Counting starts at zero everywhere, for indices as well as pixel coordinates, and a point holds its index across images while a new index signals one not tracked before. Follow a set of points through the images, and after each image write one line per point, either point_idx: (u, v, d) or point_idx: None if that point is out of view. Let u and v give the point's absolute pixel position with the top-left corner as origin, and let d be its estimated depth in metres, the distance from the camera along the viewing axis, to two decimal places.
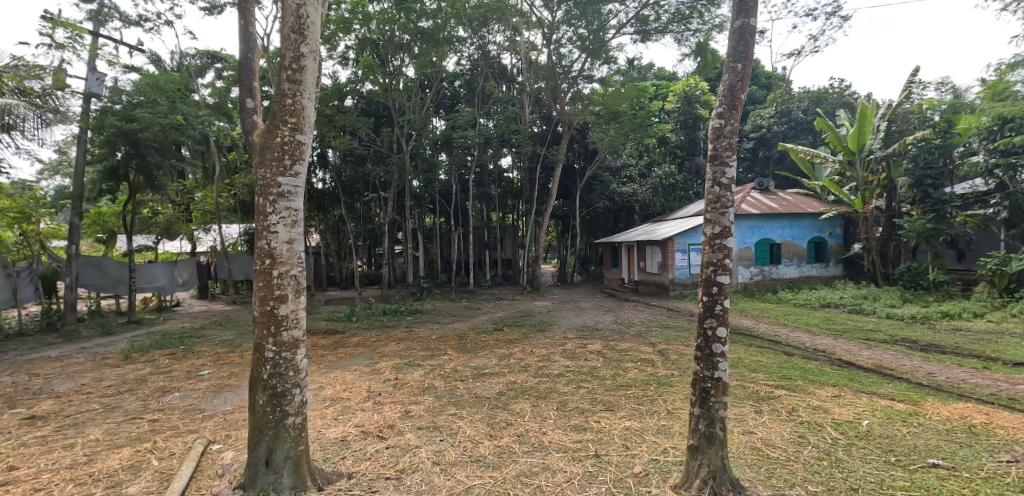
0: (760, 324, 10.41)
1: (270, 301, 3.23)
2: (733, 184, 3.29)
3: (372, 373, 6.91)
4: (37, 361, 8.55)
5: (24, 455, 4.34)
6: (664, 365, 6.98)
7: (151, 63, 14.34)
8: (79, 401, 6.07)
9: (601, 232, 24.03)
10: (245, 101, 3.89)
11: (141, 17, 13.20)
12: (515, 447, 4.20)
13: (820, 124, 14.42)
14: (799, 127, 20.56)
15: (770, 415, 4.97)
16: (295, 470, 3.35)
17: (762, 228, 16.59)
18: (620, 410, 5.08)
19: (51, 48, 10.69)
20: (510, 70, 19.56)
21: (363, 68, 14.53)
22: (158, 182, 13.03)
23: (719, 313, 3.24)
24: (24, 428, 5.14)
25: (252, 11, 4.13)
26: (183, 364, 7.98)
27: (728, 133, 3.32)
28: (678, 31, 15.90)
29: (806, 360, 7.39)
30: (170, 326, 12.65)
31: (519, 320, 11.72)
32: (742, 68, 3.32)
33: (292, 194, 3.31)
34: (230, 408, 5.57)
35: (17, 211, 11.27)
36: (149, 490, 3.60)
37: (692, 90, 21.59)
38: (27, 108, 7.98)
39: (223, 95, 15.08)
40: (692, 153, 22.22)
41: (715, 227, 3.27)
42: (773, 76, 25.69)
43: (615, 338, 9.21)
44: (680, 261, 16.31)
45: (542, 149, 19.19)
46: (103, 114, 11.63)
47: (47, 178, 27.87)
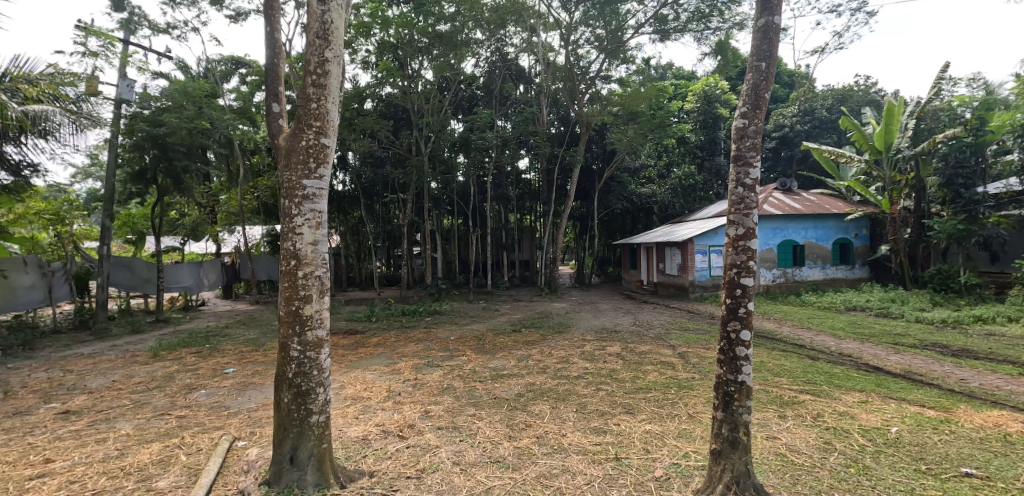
0: (783, 328, 10.20)
1: (295, 301, 3.29)
2: (757, 184, 3.24)
3: (392, 373, 6.98)
4: (70, 358, 8.84)
5: (60, 448, 4.51)
6: (684, 368, 6.90)
7: (179, 69, 14.78)
8: (110, 397, 6.27)
9: (619, 233, 23.86)
10: (271, 106, 3.95)
11: (169, 25, 13.61)
12: (534, 448, 4.20)
13: (845, 123, 14.05)
14: (824, 126, 20.09)
15: (794, 420, 4.88)
16: (319, 468, 3.41)
17: (785, 229, 16.26)
18: (641, 412, 5.04)
19: (85, 56, 11.10)
20: (528, 72, 19.55)
21: (382, 71, 14.70)
22: (185, 185, 13.37)
23: (742, 316, 3.19)
24: (59, 422, 5.33)
25: (277, 18, 4.23)
26: (209, 362, 8.17)
27: (752, 133, 3.27)
28: (697, 29, 15.69)
29: (831, 364, 7.21)
30: (195, 325, 12.93)
31: (538, 321, 11.71)
32: (766, 67, 3.27)
33: (317, 197, 3.37)
34: (255, 406, 5.69)
35: (52, 213, 11.76)
36: (178, 484, 3.69)
37: (712, 89, 21.27)
38: (63, 115, 8.31)
39: (247, 100, 15.45)
40: (712, 153, 21.90)
41: (738, 228, 3.23)
42: (796, 74, 25.20)
43: (634, 340, 9.14)
44: (700, 263, 16.09)
45: (560, 150, 19.13)
46: (133, 119, 12.03)
47: (80, 182, 28.90)
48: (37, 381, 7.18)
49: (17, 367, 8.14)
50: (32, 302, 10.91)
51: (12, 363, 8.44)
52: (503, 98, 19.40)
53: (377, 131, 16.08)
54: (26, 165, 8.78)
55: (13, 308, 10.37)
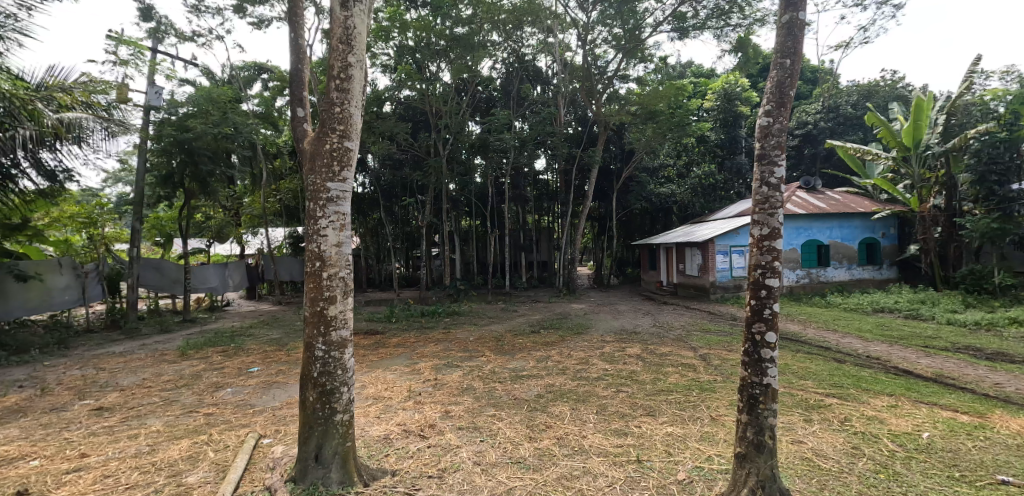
0: (808, 330, 9.97)
1: (320, 301, 3.35)
2: (782, 183, 3.18)
3: (412, 373, 7.04)
4: (103, 356, 9.15)
5: (94, 443, 4.67)
6: (706, 370, 6.81)
7: (205, 76, 15.18)
8: (141, 394, 6.45)
9: (638, 233, 23.65)
10: (296, 111, 4.02)
11: (195, 33, 13.99)
12: (555, 449, 4.18)
13: (872, 119, 13.75)
14: (849, 123, 19.62)
15: (821, 424, 4.76)
16: (343, 465, 3.46)
17: (809, 229, 15.93)
18: (662, 415, 4.99)
19: (116, 64, 11.48)
20: (545, 72, 19.54)
21: (402, 74, 14.88)
22: (211, 189, 13.71)
23: (768, 318, 3.13)
24: (93, 418, 5.51)
25: (301, 24, 4.31)
26: (235, 362, 8.37)
27: (777, 131, 3.21)
28: (717, 26, 15.49)
29: (859, 367, 7.02)
30: (221, 325, 13.24)
31: (556, 322, 11.68)
32: (791, 64, 3.21)
33: (341, 199, 3.42)
34: (279, 404, 5.80)
35: (85, 216, 12.16)
36: (206, 480, 3.79)
37: (732, 87, 20.95)
38: (95, 121, 8.58)
39: (269, 104, 15.79)
40: (733, 151, 21.54)
41: (763, 228, 3.17)
42: (820, 70, 24.60)
43: (655, 342, 9.05)
44: (721, 264, 15.84)
45: (577, 151, 19.04)
46: (161, 125, 12.37)
47: (111, 186, 29.88)
48: (72, 378, 7.44)
49: (53, 365, 8.45)
50: (67, 302, 11.34)
51: (48, 361, 8.76)
52: (521, 100, 19.40)
53: (396, 134, 16.25)
54: (62, 170, 9.09)
55: (49, 308, 10.79)
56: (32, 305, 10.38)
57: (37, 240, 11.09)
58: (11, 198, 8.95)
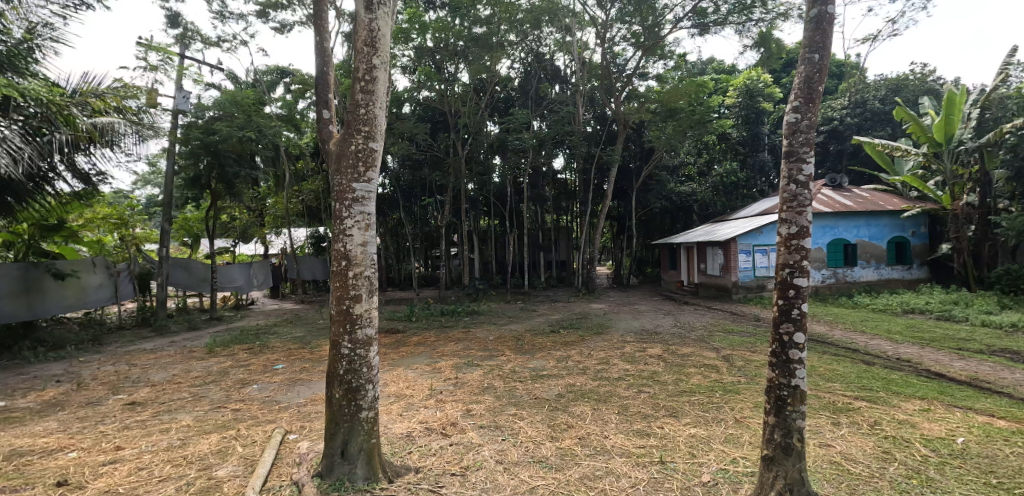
0: (834, 331, 9.73)
1: (346, 300, 3.40)
2: (811, 181, 3.11)
3: (433, 372, 7.09)
4: (135, 352, 9.46)
5: (129, 436, 4.83)
6: (730, 372, 6.70)
7: (230, 80, 15.56)
8: (172, 390, 6.66)
9: (658, 232, 23.38)
10: (322, 113, 4.09)
11: (220, 39, 14.33)
12: (577, 449, 4.17)
13: (900, 114, 13.34)
14: (877, 118, 19.07)
15: (849, 427, 4.65)
16: (368, 462, 3.51)
17: (835, 228, 15.54)
18: (685, 416, 4.93)
19: (146, 70, 11.81)
20: (563, 71, 19.48)
21: (421, 75, 15.03)
22: (236, 190, 14.04)
23: (796, 318, 3.07)
24: (127, 412, 5.71)
25: (326, 28, 4.37)
26: (260, 359, 8.57)
27: (805, 127, 3.14)
28: (739, 22, 15.23)
29: (888, 370, 6.82)
30: (246, 323, 13.53)
31: (576, 322, 11.65)
32: (820, 59, 3.14)
33: (366, 199, 3.47)
34: (304, 401, 5.91)
35: (117, 217, 12.57)
36: (236, 473, 3.89)
37: (754, 83, 20.57)
38: (127, 125, 8.92)
39: (291, 107, 16.09)
40: (756, 149, 21.15)
41: (791, 226, 3.10)
42: (846, 64, 23.97)
43: (677, 342, 8.95)
44: (744, 263, 15.56)
45: (596, 150, 18.89)
46: (188, 128, 12.66)
47: (140, 188, 30.82)
48: (106, 374, 7.70)
49: (89, 360, 8.78)
50: (101, 301, 11.72)
51: (83, 357, 9.09)
52: (539, 99, 19.37)
53: (415, 135, 16.38)
54: (95, 173, 9.42)
55: (85, 306, 11.14)
56: (69, 303, 10.72)
57: (72, 240, 11.50)
58: (49, 199, 9.34)
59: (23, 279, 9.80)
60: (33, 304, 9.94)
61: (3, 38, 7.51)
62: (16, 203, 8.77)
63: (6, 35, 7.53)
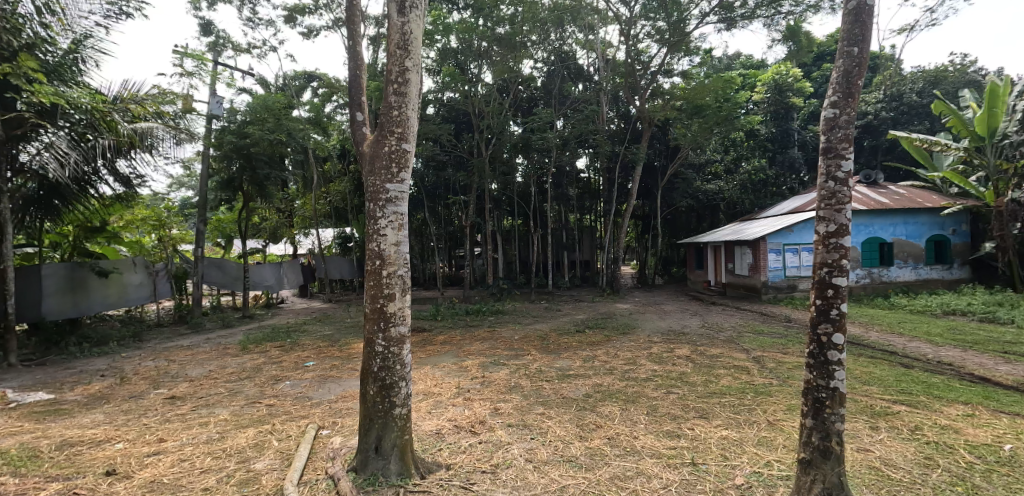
0: (870, 332, 9.43)
1: (380, 298, 3.47)
2: (851, 177, 3.04)
3: (460, 370, 7.16)
4: (173, 349, 9.82)
5: (171, 429, 5.03)
6: (761, 374, 6.54)
7: (261, 85, 16.04)
8: (208, 385, 6.90)
9: (683, 232, 23.07)
10: (355, 115, 4.18)
11: (250, 46, 14.76)
12: (606, 449, 4.16)
13: (939, 107, 12.79)
14: (913, 112, 18.37)
15: (888, 432, 4.50)
16: (401, 458, 3.58)
17: (870, 227, 15.01)
18: (715, 418, 4.85)
19: (183, 76, 12.24)
20: (586, 70, 19.44)
21: (446, 76, 15.18)
22: (267, 192, 14.47)
23: (835, 319, 2.99)
24: (168, 406, 5.94)
25: (358, 31, 4.43)
26: (292, 356, 8.78)
27: (844, 123, 3.07)
28: (767, 15, 14.88)
29: (929, 373, 6.57)
30: (277, 321, 13.88)
31: (601, 322, 11.56)
32: (859, 52, 3.04)
33: (398, 200, 3.53)
34: (334, 398, 6.06)
35: (156, 219, 13.10)
36: (273, 467, 4.01)
37: (783, 77, 20.06)
38: (165, 130, 9.14)
39: (319, 111, 16.47)
40: (785, 145, 20.62)
41: (829, 225, 3.04)
42: (880, 56, 23.14)
43: (705, 343, 8.81)
44: (774, 263, 15.18)
45: (621, 148, 18.67)
46: (222, 133, 13.07)
47: (175, 191, 31.99)
48: (146, 369, 8.03)
49: (130, 356, 9.14)
50: (140, 299, 12.17)
51: (125, 352, 9.48)
52: (563, 98, 19.30)
53: (439, 136, 16.53)
54: (136, 176, 9.82)
55: (125, 303, 11.59)
56: (111, 301, 11.17)
57: (115, 241, 12.03)
58: (93, 201, 9.77)
59: (69, 277, 10.26)
60: (78, 302, 10.40)
61: (50, 48, 7.86)
62: (62, 205, 9.41)
63: (53, 46, 7.88)
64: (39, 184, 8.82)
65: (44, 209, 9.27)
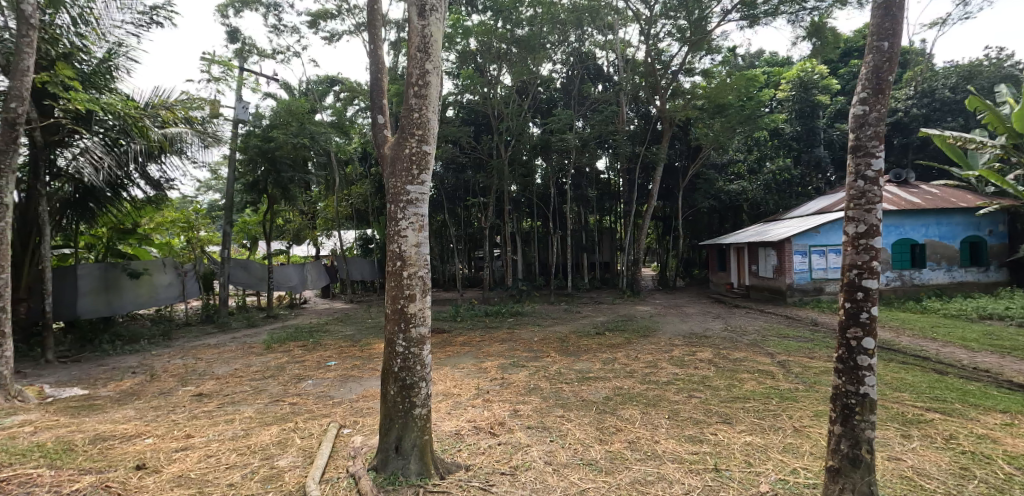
0: (901, 337, 9.11)
1: (400, 299, 3.50)
2: (881, 176, 2.95)
3: (479, 371, 7.19)
4: (200, 347, 10.09)
5: (198, 425, 5.16)
6: (786, 378, 6.38)
7: (285, 90, 16.41)
8: (234, 383, 7.07)
9: (705, 233, 22.72)
10: (376, 118, 4.22)
11: (275, 52, 15.12)
12: (627, 453, 4.11)
13: (974, 103, 12.30)
14: (946, 108, 17.73)
15: (921, 441, 4.34)
16: (421, 458, 3.60)
17: (902, 227, 14.51)
18: (739, 423, 4.75)
19: (210, 82, 12.58)
20: (606, 70, 19.41)
21: (465, 79, 15.29)
22: (291, 194, 14.73)
23: (865, 322, 2.91)
24: (195, 403, 6.10)
25: (379, 35, 4.48)
26: (314, 356, 8.93)
27: (874, 120, 2.98)
28: (791, 11, 14.57)
29: (963, 380, 6.32)
30: (300, 321, 14.14)
31: (622, 324, 11.43)
32: (890, 47, 2.96)
33: (419, 201, 3.56)
34: (355, 397, 6.14)
35: (185, 221, 13.51)
36: (295, 464, 4.09)
37: (809, 75, 19.57)
38: (193, 135, 9.50)
39: (341, 114, 16.77)
40: (811, 144, 20.10)
41: (859, 225, 2.95)
42: (910, 52, 22.38)
43: (728, 346, 8.64)
44: (799, 265, 14.82)
45: (641, 149, 18.47)
46: (248, 137, 13.41)
47: (203, 195, 32.89)
48: (175, 367, 8.26)
49: (159, 354, 9.40)
50: (171, 298, 12.48)
51: (155, 350, 9.76)
52: (583, 98, 19.26)
53: (459, 138, 16.62)
54: (166, 180, 10.12)
55: (155, 303, 11.91)
56: (143, 301, 11.50)
57: (146, 242, 12.42)
58: (125, 204, 10.11)
59: (103, 277, 10.63)
60: (111, 301, 10.76)
61: (86, 57, 8.16)
62: (97, 208, 9.77)
63: (88, 55, 8.17)
64: (75, 187, 9.19)
65: (79, 211, 9.63)
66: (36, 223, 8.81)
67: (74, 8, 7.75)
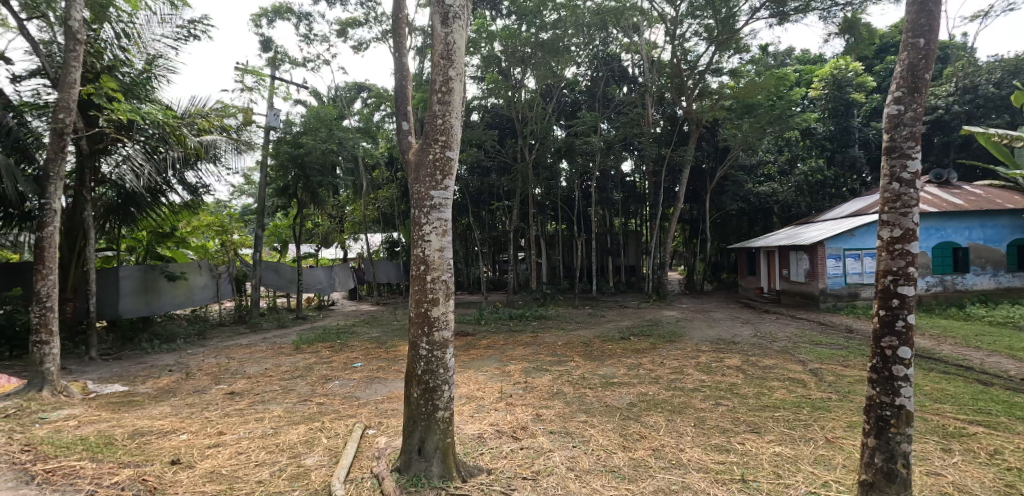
0: (943, 345, 8.70)
1: (424, 303, 3.54)
2: (918, 178, 2.84)
3: (503, 375, 7.21)
4: (232, 347, 10.40)
5: (230, 423, 5.33)
6: (819, 387, 6.18)
7: (315, 97, 16.84)
8: (265, 382, 7.27)
9: (734, 237, 22.24)
10: (401, 124, 4.28)
11: (305, 59, 15.53)
12: (651, 461, 4.06)
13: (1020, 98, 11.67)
14: (991, 104, 16.87)
15: (963, 455, 4.13)
16: (443, 460, 3.63)
17: (943, 230, 13.86)
18: (768, 433, 4.62)
19: (244, 91, 13.02)
20: (631, 72, 19.28)
21: (490, 83, 15.44)
22: (320, 198, 15.06)
23: (901, 331, 2.80)
24: (228, 401, 6.31)
25: (405, 43, 4.55)
26: (342, 357, 9.11)
27: (910, 120, 2.87)
28: (823, 7, 14.16)
29: (1011, 392, 6.00)
30: (328, 323, 14.43)
31: (648, 329, 11.25)
32: (926, 43, 2.86)
33: (443, 206, 3.60)
34: (381, 398, 6.24)
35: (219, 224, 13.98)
36: (321, 463, 4.18)
37: (843, 72, 18.92)
38: (227, 142, 9.89)
39: (368, 120, 17.09)
40: (846, 144, 19.39)
41: (894, 229, 2.85)
42: (952, 46, 21.39)
43: (757, 353, 8.42)
44: (833, 269, 14.34)
45: (667, 151, 18.20)
46: (279, 143, 13.78)
47: (238, 199, 33.94)
48: (209, 365, 8.56)
49: (194, 353, 9.75)
50: (206, 299, 12.92)
51: (190, 350, 10.11)
52: (607, 101, 19.12)
53: (484, 141, 16.72)
54: (202, 185, 10.51)
55: (191, 304, 12.35)
56: (179, 301, 11.94)
57: (182, 245, 12.90)
58: (164, 209, 10.53)
59: (143, 279, 11.07)
60: (150, 302, 11.20)
61: (128, 69, 8.54)
62: (137, 212, 10.23)
63: (130, 67, 8.54)
64: (117, 193, 9.63)
65: (122, 216, 10.08)
66: (81, 226, 9.26)
67: (118, 23, 8.15)
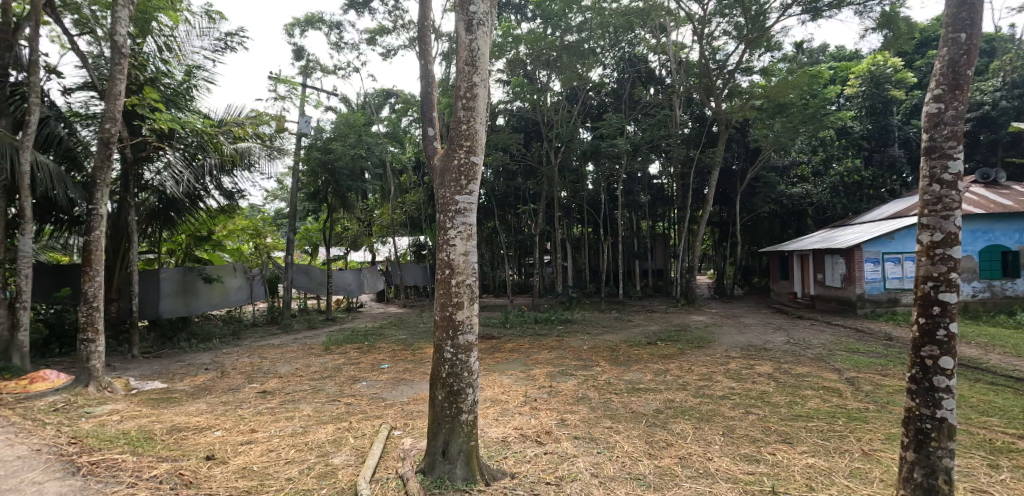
0: (991, 354, 8.26)
1: (449, 307, 3.58)
2: (960, 179, 2.72)
3: (527, 378, 7.21)
4: (264, 347, 10.71)
5: (261, 421, 5.49)
6: (855, 397, 5.95)
7: (344, 103, 17.25)
8: (295, 382, 7.46)
9: (765, 240, 21.65)
10: (427, 130, 4.34)
11: (335, 67, 15.94)
12: (678, 469, 3.99)
13: None
14: None
15: (1012, 472, 3.91)
16: (467, 463, 3.65)
17: (991, 232, 13.18)
18: (800, 443, 4.47)
19: (277, 99, 13.45)
20: (658, 73, 19.05)
21: (515, 87, 15.52)
22: (349, 202, 15.38)
23: (942, 340, 2.68)
24: (260, 399, 6.50)
25: (430, 51, 4.60)
26: (369, 358, 9.27)
27: (950, 119, 2.76)
28: (858, 2, 13.70)
29: None
30: (356, 324, 14.71)
31: (675, 334, 11.05)
32: (967, 39, 2.74)
33: (467, 211, 3.64)
34: (407, 399, 6.31)
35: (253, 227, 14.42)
36: (348, 462, 4.26)
37: (880, 69, 18.22)
38: (261, 149, 10.21)
39: (396, 125, 17.38)
40: (884, 143, 18.66)
41: (935, 233, 2.73)
42: (1000, 37, 20.32)
43: (789, 360, 8.17)
44: (872, 273, 13.80)
45: (695, 152, 17.88)
46: (310, 149, 14.15)
47: (272, 204, 34.99)
48: (243, 364, 8.83)
49: (229, 352, 10.10)
50: (241, 300, 13.32)
51: (225, 349, 10.45)
52: (634, 102, 18.93)
53: (509, 145, 16.80)
54: (237, 190, 10.88)
55: (227, 305, 12.76)
56: (216, 302, 12.34)
57: (218, 248, 13.35)
58: (202, 213, 10.94)
59: (181, 280, 11.51)
60: (188, 302, 11.62)
61: (169, 81, 8.93)
62: (177, 217, 10.65)
63: (170, 78, 8.92)
64: (159, 198, 10.04)
65: (163, 220, 10.52)
66: (126, 230, 9.69)
67: (160, 36, 8.53)
